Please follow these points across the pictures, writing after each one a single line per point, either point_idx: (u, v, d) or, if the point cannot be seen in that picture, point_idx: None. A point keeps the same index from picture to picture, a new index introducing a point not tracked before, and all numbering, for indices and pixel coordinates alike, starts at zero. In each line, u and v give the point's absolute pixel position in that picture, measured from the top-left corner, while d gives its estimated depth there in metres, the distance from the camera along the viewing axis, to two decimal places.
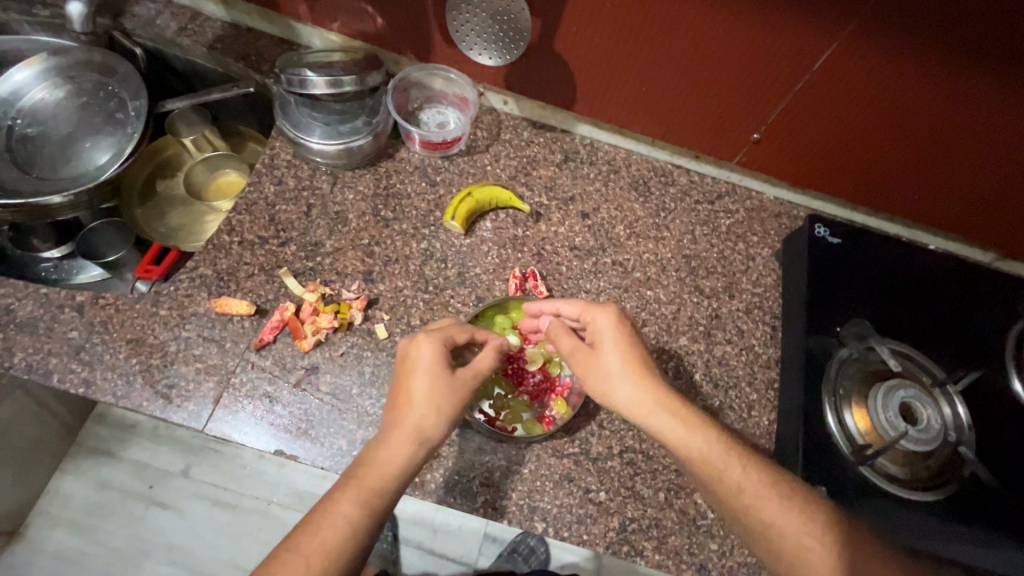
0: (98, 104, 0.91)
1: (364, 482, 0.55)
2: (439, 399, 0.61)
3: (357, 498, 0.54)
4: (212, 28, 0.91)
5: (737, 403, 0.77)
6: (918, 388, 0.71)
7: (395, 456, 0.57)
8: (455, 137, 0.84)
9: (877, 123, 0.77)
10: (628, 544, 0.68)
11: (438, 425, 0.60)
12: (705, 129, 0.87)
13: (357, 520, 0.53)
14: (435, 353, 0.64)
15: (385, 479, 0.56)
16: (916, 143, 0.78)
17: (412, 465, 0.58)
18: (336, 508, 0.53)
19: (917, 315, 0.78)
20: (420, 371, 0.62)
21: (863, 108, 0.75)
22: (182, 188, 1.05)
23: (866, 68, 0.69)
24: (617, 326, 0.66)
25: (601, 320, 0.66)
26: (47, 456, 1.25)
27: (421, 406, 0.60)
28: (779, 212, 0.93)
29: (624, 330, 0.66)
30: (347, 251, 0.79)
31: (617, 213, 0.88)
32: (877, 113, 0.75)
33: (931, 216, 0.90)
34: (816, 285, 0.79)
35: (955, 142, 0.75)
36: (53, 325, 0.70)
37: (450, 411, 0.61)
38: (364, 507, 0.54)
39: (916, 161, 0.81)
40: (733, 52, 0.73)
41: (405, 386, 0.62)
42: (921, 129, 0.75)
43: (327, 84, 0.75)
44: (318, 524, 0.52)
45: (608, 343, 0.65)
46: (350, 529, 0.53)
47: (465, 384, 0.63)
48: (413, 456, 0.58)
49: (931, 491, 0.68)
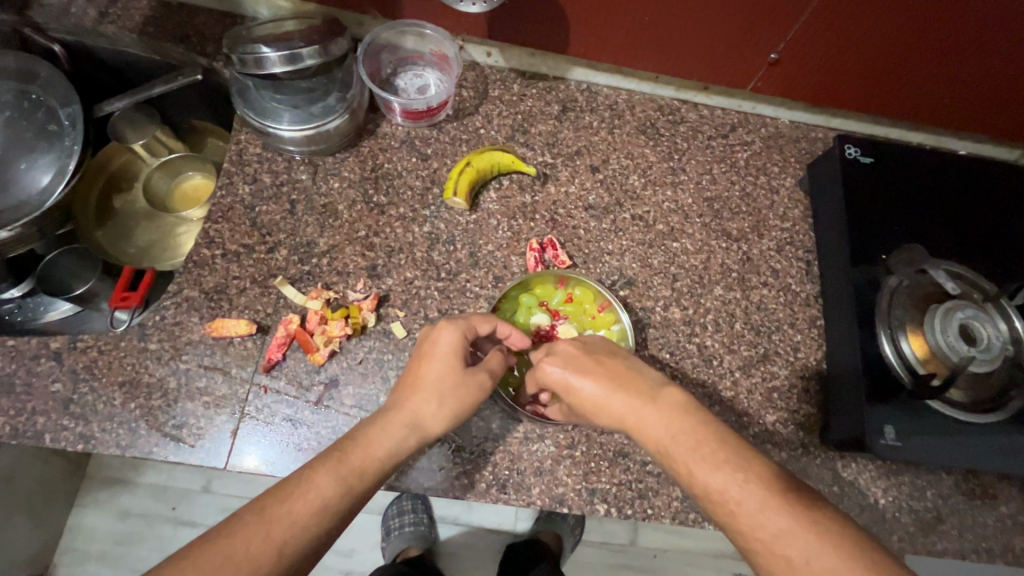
0: (25, 117, 0.78)
1: (349, 462, 0.50)
2: (453, 394, 0.56)
3: (338, 479, 0.49)
4: (137, 9, 0.78)
5: (783, 347, 0.74)
6: (976, 307, 0.67)
7: (390, 446, 0.53)
8: (441, 102, 0.75)
9: (911, 21, 0.68)
10: (694, 511, 0.66)
11: (438, 420, 0.56)
12: (716, 56, 0.78)
13: (334, 502, 0.48)
14: (459, 341, 0.58)
15: (371, 464, 0.51)
16: (953, 40, 0.70)
17: (402, 455, 0.54)
18: (312, 483, 0.48)
19: (957, 231, 0.74)
20: (436, 358, 0.58)
21: (893, 5, 0.67)
22: (143, 201, 0.94)
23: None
24: (573, 357, 0.59)
25: (552, 373, 0.57)
26: (59, 495, 1.19)
27: (434, 396, 0.56)
28: (797, 136, 0.86)
29: (578, 370, 0.57)
30: (345, 247, 0.71)
31: (628, 161, 0.81)
32: (908, 11, 0.67)
33: (965, 116, 0.83)
34: (853, 210, 0.74)
35: (1001, 29, 0.67)
36: (32, 380, 0.62)
37: (453, 407, 0.56)
38: (341, 488, 0.49)
39: (954, 59, 0.73)
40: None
41: (420, 374, 0.57)
42: (959, 22, 0.67)
43: (284, 60, 0.65)
44: (292, 497, 0.47)
45: (574, 397, 0.57)
46: (324, 511, 0.47)
47: (475, 382, 0.58)
48: (404, 444, 0.54)
49: (993, 412, 0.67)
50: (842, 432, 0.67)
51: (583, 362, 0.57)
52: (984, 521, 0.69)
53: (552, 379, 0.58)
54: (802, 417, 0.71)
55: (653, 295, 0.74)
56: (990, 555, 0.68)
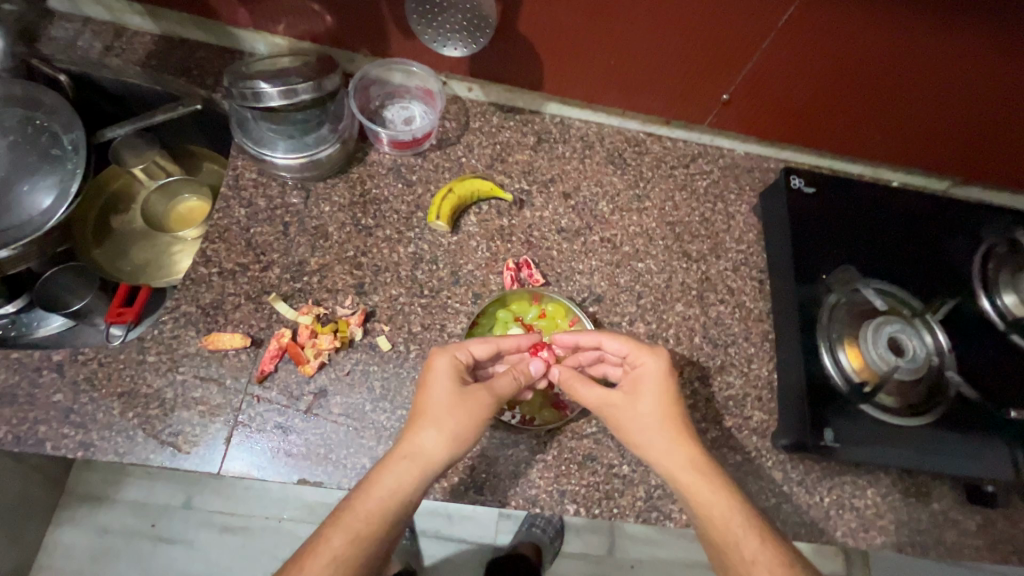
0: (30, 142, 0.81)
1: (355, 512, 0.55)
2: (452, 417, 0.60)
3: (345, 530, 0.54)
4: (141, 43, 0.84)
5: (738, 358, 0.80)
6: (901, 323, 0.76)
7: (391, 484, 0.57)
8: (425, 133, 0.82)
9: (852, 68, 0.77)
10: (656, 510, 0.71)
11: (439, 446, 0.59)
12: (675, 96, 0.87)
13: (345, 554, 0.53)
14: (452, 368, 0.64)
15: (374, 507, 0.56)
16: (889, 83, 0.79)
17: (406, 491, 0.57)
18: (324, 539, 0.54)
19: (889, 254, 0.83)
20: (437, 387, 0.63)
21: (834, 57, 0.76)
22: (140, 220, 0.98)
23: (842, 15, 0.69)
24: (662, 376, 0.66)
25: (649, 368, 0.66)
26: (37, 512, 1.19)
27: (432, 422, 0.60)
28: (751, 166, 0.95)
29: (667, 377, 0.66)
30: (334, 266, 0.77)
31: (598, 188, 0.88)
32: (848, 61, 0.76)
33: (897, 151, 0.93)
34: (796, 235, 0.82)
35: (929, 74, 0.76)
36: (34, 390, 0.66)
37: (452, 435, 0.60)
38: (353, 537, 0.54)
39: (890, 100, 0.82)
40: (707, 12, 0.71)
41: (422, 404, 0.62)
42: (893, 69, 0.77)
43: (281, 94, 0.70)
44: (308, 556, 0.53)
45: (644, 391, 0.65)
46: (337, 564, 0.53)
47: (472, 401, 0.62)
48: (408, 478, 0.57)
49: (926, 414, 0.74)
50: (790, 435, 0.74)
51: (664, 373, 0.66)
52: (918, 517, 0.76)
53: (635, 372, 0.67)
54: (755, 423, 0.77)
55: (620, 311, 0.81)
56: (924, 549, 0.74)
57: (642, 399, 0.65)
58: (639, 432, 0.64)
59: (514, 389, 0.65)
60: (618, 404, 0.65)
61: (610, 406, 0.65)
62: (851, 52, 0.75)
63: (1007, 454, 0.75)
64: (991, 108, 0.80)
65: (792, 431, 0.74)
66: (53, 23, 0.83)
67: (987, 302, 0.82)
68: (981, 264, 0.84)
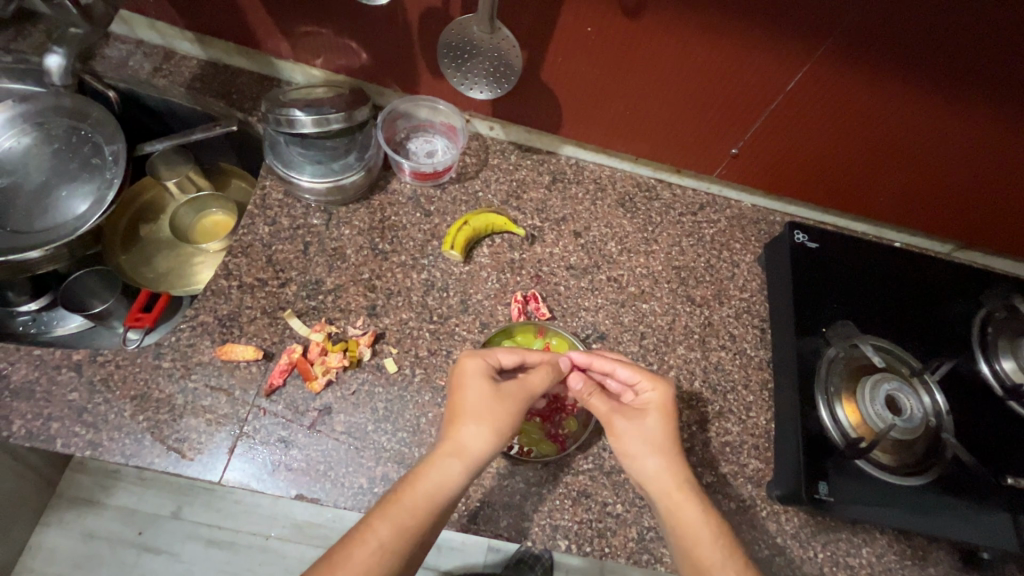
0: (73, 151, 0.87)
1: (400, 504, 0.57)
2: (490, 415, 0.63)
3: (392, 521, 0.55)
4: (189, 67, 0.90)
5: (736, 406, 0.81)
6: (899, 380, 0.77)
7: (437, 479, 0.58)
8: (445, 167, 0.85)
9: (865, 130, 0.80)
10: (647, 552, 0.71)
11: (480, 441, 0.61)
12: (688, 147, 0.90)
13: (391, 543, 0.54)
14: (483, 369, 0.66)
15: (421, 501, 0.57)
16: (896, 147, 0.83)
17: (451, 484, 0.59)
18: (372, 528, 0.55)
19: (885, 312, 0.85)
20: (470, 386, 0.65)
21: (844, 119, 0.79)
22: (166, 231, 1.02)
23: (851, 83, 0.73)
24: (663, 406, 0.68)
25: (653, 400, 0.68)
26: (26, 513, 1.18)
27: (472, 418, 0.62)
28: (758, 218, 0.98)
29: (660, 412, 0.68)
30: (349, 287, 0.79)
31: (607, 230, 0.91)
32: (860, 123, 0.79)
33: (901, 213, 0.96)
34: (797, 287, 0.85)
35: (938, 142, 0.80)
36: (52, 387, 0.68)
37: (494, 429, 0.62)
38: (398, 530, 0.55)
39: (897, 162, 0.85)
40: (722, 72, 0.75)
41: (458, 404, 0.64)
42: (901, 135, 0.80)
43: (315, 122, 0.73)
44: (354, 545, 0.54)
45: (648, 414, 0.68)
46: (383, 553, 0.54)
47: (509, 397, 0.65)
48: (455, 474, 0.59)
49: (922, 474, 0.75)
50: (786, 488, 0.74)
51: (660, 407, 0.68)
52: None
53: (637, 401, 0.70)
54: (751, 472, 0.77)
55: (622, 349, 0.83)
56: None
57: (647, 422, 0.67)
58: (631, 443, 0.67)
59: (547, 385, 0.68)
60: (625, 419, 0.68)
61: (619, 416, 0.68)
62: (859, 116, 0.78)
63: (1004, 521, 0.75)
64: (994, 176, 0.83)
65: (787, 481, 0.74)
66: (107, 44, 0.89)
67: (986, 367, 0.84)
68: (981, 327, 0.86)
